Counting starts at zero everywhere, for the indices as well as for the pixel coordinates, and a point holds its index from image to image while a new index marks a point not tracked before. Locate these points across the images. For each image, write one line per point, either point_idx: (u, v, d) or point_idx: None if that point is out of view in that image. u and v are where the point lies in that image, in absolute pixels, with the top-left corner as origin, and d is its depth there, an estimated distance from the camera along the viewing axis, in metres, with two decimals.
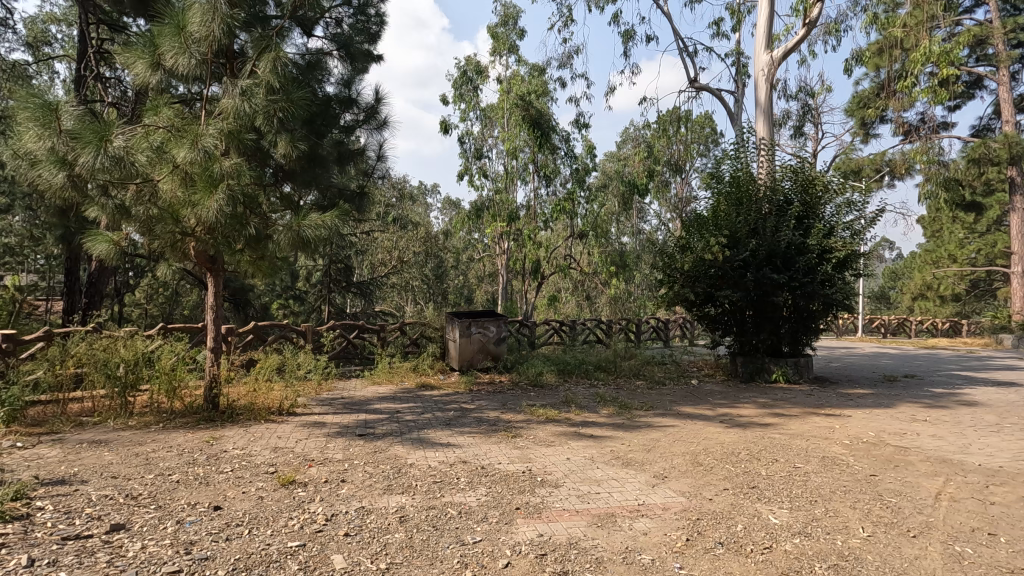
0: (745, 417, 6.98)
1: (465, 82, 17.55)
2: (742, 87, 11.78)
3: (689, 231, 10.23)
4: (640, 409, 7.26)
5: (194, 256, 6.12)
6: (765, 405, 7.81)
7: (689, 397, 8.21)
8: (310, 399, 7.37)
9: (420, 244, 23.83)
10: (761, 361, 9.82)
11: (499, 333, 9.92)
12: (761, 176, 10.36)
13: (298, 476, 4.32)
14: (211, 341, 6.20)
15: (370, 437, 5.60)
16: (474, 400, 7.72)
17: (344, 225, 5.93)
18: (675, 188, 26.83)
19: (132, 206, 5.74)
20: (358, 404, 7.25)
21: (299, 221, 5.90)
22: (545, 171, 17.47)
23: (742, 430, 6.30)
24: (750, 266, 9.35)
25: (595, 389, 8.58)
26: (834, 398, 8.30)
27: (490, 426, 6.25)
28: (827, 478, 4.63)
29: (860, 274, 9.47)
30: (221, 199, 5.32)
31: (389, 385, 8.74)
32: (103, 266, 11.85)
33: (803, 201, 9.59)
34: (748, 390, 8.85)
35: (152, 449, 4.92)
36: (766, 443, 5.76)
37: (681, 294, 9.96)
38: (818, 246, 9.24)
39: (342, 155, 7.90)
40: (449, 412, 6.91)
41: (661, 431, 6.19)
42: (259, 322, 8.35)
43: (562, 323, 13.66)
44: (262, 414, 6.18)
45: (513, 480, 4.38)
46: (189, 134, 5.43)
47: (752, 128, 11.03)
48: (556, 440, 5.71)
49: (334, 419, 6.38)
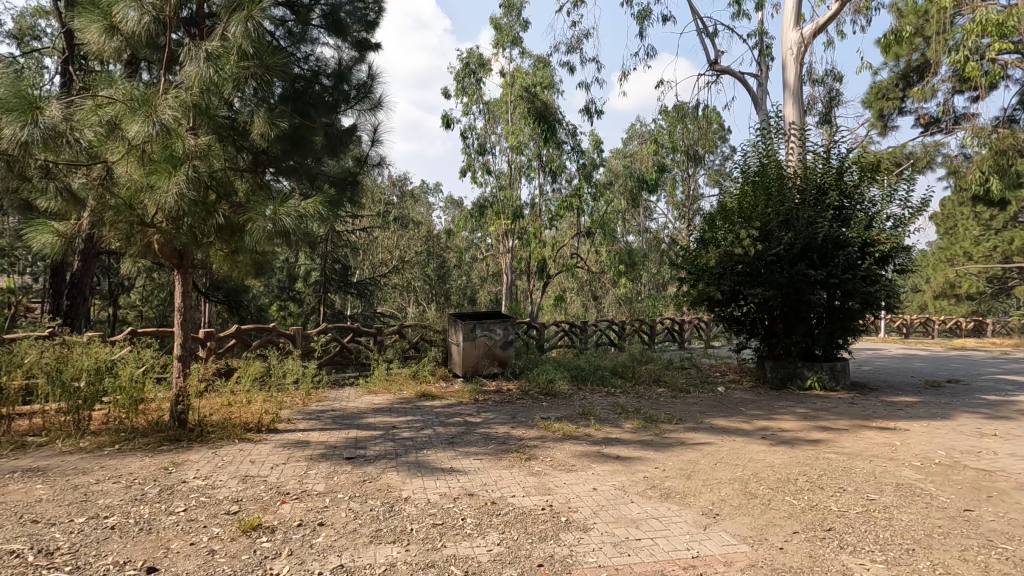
0: (789, 432, 6.12)
1: (467, 74, 16.73)
2: (765, 70, 10.94)
3: (712, 225, 9.39)
4: (668, 422, 6.43)
5: (158, 252, 5.29)
6: (807, 416, 6.95)
7: (719, 408, 7.38)
8: (295, 412, 6.57)
9: (422, 243, 23.03)
10: (793, 366, 8.97)
11: (506, 337, 9.10)
12: (791, 164, 9.51)
13: (266, 517, 3.50)
14: (180, 347, 5.45)
15: (360, 461, 4.78)
16: (480, 412, 6.89)
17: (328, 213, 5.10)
18: (684, 185, 25.97)
19: (82, 191, 4.94)
20: (350, 419, 6.41)
21: (275, 207, 4.99)
22: (552, 166, 16.60)
23: (792, 449, 5.44)
24: (783, 263, 8.55)
25: (614, 399, 7.75)
26: (881, 408, 7.43)
27: (500, 445, 5.41)
28: (915, 515, 3.78)
29: (905, 269, 8.59)
30: (182, 181, 4.54)
31: (386, 395, 7.91)
32: (87, 263, 10.72)
33: (840, 190, 8.72)
34: (783, 399, 8.01)
35: (95, 480, 4.10)
36: (825, 466, 4.91)
37: (706, 292, 9.15)
38: (859, 238, 8.35)
39: (333, 141, 7.11)
40: (451, 428, 6.08)
41: (697, 450, 5.35)
42: (242, 326, 7.60)
43: (573, 325, 12.80)
44: (237, 431, 5.39)
45: (532, 521, 3.55)
46: (142, 105, 4.60)
47: (780, 112, 10.15)
48: (578, 463, 4.88)
49: (321, 436, 5.57)
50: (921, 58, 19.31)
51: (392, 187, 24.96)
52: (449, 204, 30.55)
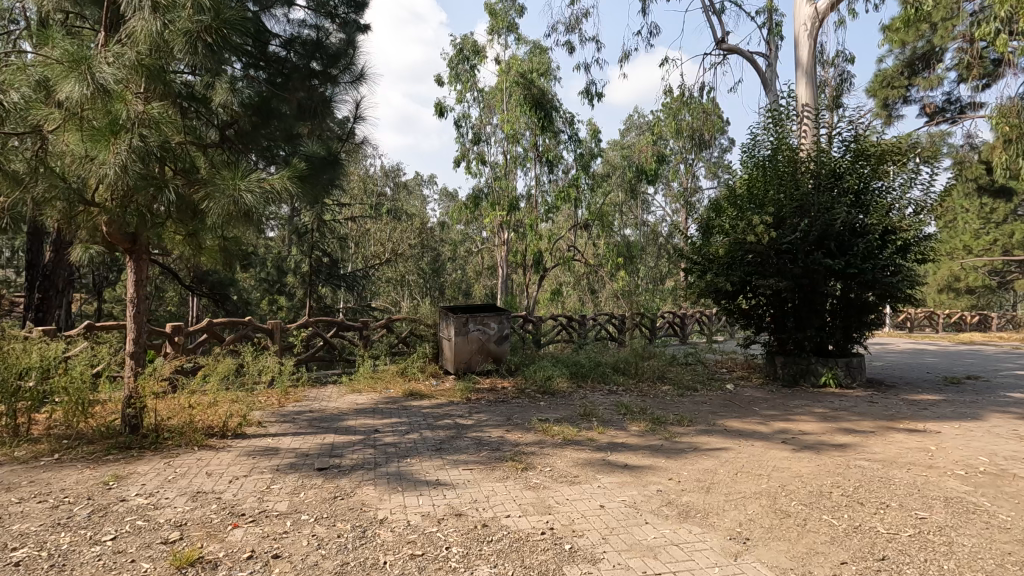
0: (811, 435, 5.57)
1: (461, 61, 16.07)
2: (775, 50, 10.35)
3: (720, 212, 8.85)
4: (678, 424, 5.87)
5: (107, 234, 4.69)
6: (827, 417, 6.40)
7: (731, 407, 6.84)
8: (267, 414, 5.97)
9: (415, 236, 22.40)
10: (805, 362, 8.42)
11: (501, 331, 8.55)
12: (804, 146, 8.94)
13: (210, 548, 2.91)
14: (132, 343, 4.85)
15: (333, 473, 4.18)
16: (472, 413, 6.31)
17: (295, 188, 4.49)
18: (683, 177, 25.41)
19: (12, 164, 4.32)
20: (329, 421, 5.81)
21: (238, 182, 4.39)
22: (548, 156, 15.89)
23: (818, 456, 4.89)
24: (798, 252, 7.99)
25: (617, 397, 7.19)
26: (905, 408, 6.89)
27: (493, 452, 4.83)
28: (977, 539, 3.23)
29: (927, 258, 8.02)
30: (124, 150, 3.96)
31: (371, 394, 7.33)
32: (61, 254, 10.03)
33: (859, 174, 8.14)
34: (798, 398, 7.48)
35: (17, 498, 3.50)
36: (859, 476, 4.36)
37: (714, 284, 8.59)
38: (879, 225, 7.79)
39: (304, 111, 6.25)
40: (440, 431, 5.50)
41: (713, 457, 4.80)
42: (213, 320, 6.98)
43: (571, 319, 12.15)
44: (197, 437, 4.80)
45: (529, 551, 2.98)
46: (76, 63, 4.02)
47: (793, 92, 9.53)
48: (581, 474, 4.30)
49: (292, 443, 4.97)
50: (926, 46, 18.69)
51: (384, 178, 24.33)
52: (444, 197, 29.85)
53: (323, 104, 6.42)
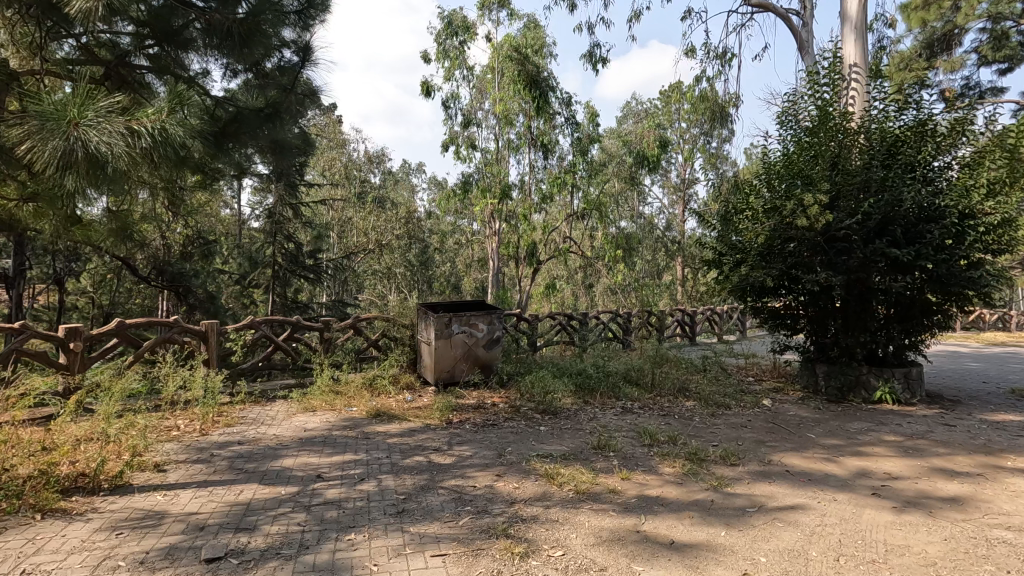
0: (906, 483, 4.14)
1: (450, 35, 14.44)
2: (811, 9, 8.89)
3: (755, 193, 7.47)
4: (724, 464, 4.45)
5: None
6: (908, 449, 4.99)
7: (781, 435, 5.41)
8: (176, 448, 4.48)
9: (400, 226, 20.71)
10: (856, 373, 7.02)
11: (491, 334, 7.08)
12: (856, 115, 7.58)
13: None
14: None
15: (228, 569, 2.68)
16: (453, 445, 4.83)
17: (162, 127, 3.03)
18: (684, 166, 23.84)
19: None
20: (258, 461, 4.31)
21: (75, 111, 2.86)
22: (544, 141, 14.33)
23: (937, 523, 3.45)
24: (855, 240, 6.53)
25: (635, 420, 5.76)
26: (995, 435, 5.50)
27: (477, 518, 3.36)
28: None
29: (1011, 248, 6.61)
30: None
31: (326, 414, 5.84)
32: None
33: (926, 146, 6.73)
34: (857, 420, 6.07)
35: None
36: (1022, 565, 2.92)
37: (751, 278, 7.16)
38: (955, 208, 6.37)
39: (216, 33, 4.33)
40: (406, 478, 4.00)
41: (793, 525, 3.36)
42: (124, 321, 5.46)
43: (571, 317, 10.69)
44: (44, 499, 3.27)
45: None
46: None
47: (838, 50, 8.12)
48: (610, 566, 2.83)
49: (193, 502, 3.47)
50: (947, 26, 16.79)
51: (369, 164, 22.52)
52: (434, 186, 28.26)
53: (252, 26, 4.35)
